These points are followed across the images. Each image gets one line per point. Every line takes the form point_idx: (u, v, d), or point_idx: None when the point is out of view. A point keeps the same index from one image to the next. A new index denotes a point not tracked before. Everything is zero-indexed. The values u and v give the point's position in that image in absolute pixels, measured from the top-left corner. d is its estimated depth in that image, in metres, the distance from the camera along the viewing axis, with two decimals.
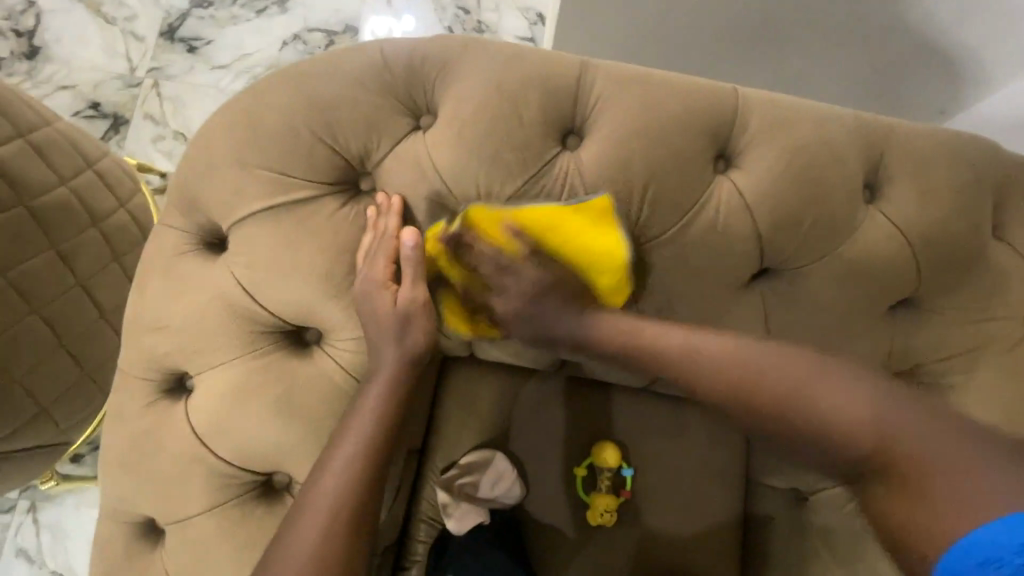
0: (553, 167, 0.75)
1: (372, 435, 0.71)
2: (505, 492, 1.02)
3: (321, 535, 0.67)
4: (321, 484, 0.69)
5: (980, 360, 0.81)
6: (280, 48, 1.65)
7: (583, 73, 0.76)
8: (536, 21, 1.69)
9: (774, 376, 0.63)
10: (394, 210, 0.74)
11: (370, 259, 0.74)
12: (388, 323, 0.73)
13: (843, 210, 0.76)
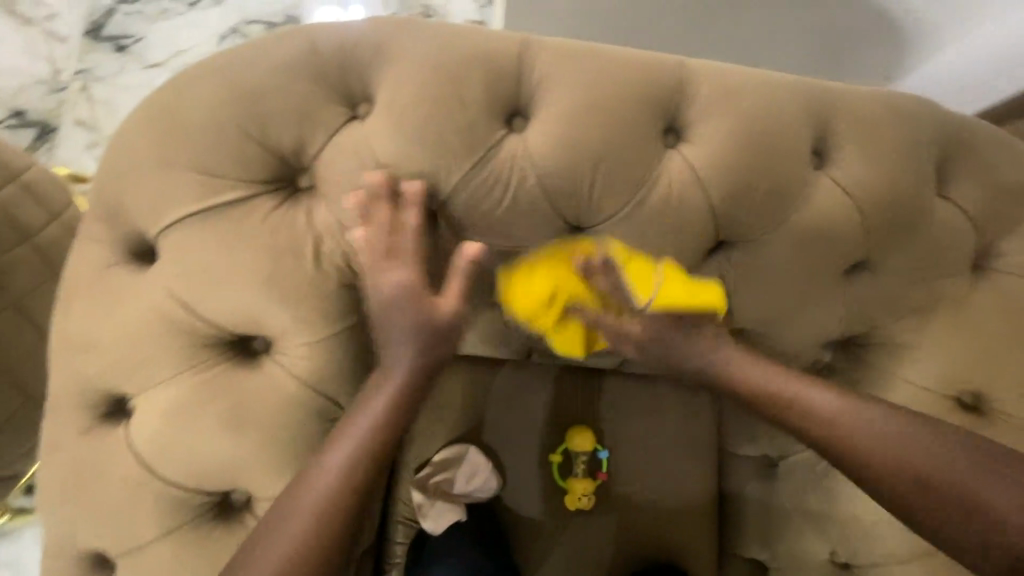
0: (499, 150, 0.72)
1: (370, 439, 0.68)
2: (481, 486, 1.00)
3: (300, 540, 0.64)
4: (310, 486, 0.66)
5: (928, 318, 0.84)
6: (217, 42, 1.56)
7: (524, 52, 0.73)
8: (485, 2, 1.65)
9: (833, 411, 0.71)
10: (414, 200, 0.69)
11: (389, 257, 0.69)
12: (408, 321, 0.69)
13: (795, 178, 0.76)
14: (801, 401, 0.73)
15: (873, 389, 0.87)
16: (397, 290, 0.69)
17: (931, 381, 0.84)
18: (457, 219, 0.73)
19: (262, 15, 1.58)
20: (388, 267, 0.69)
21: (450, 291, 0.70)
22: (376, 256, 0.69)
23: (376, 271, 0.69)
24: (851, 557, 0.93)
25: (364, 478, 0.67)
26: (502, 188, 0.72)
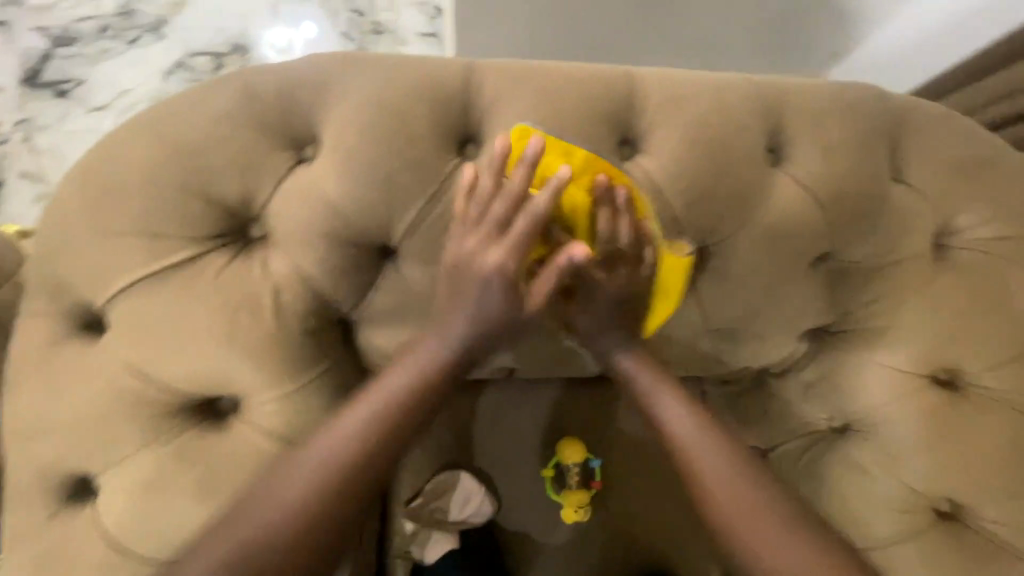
0: (455, 181, 0.70)
1: (389, 416, 0.64)
2: (474, 511, 0.99)
3: (302, 498, 0.60)
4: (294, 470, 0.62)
5: (900, 300, 0.84)
6: (163, 79, 1.51)
7: (469, 78, 0.72)
8: (434, 14, 1.66)
9: (711, 465, 0.67)
10: (552, 186, 0.63)
11: (492, 226, 0.67)
12: (487, 299, 0.67)
13: (753, 177, 0.76)
14: (695, 450, 0.69)
15: (849, 374, 0.89)
16: (494, 268, 0.66)
17: (905, 363, 0.85)
18: (418, 253, 0.71)
19: (207, 47, 1.54)
20: (482, 235, 0.67)
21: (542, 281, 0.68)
22: (481, 215, 0.67)
23: (472, 236, 0.67)
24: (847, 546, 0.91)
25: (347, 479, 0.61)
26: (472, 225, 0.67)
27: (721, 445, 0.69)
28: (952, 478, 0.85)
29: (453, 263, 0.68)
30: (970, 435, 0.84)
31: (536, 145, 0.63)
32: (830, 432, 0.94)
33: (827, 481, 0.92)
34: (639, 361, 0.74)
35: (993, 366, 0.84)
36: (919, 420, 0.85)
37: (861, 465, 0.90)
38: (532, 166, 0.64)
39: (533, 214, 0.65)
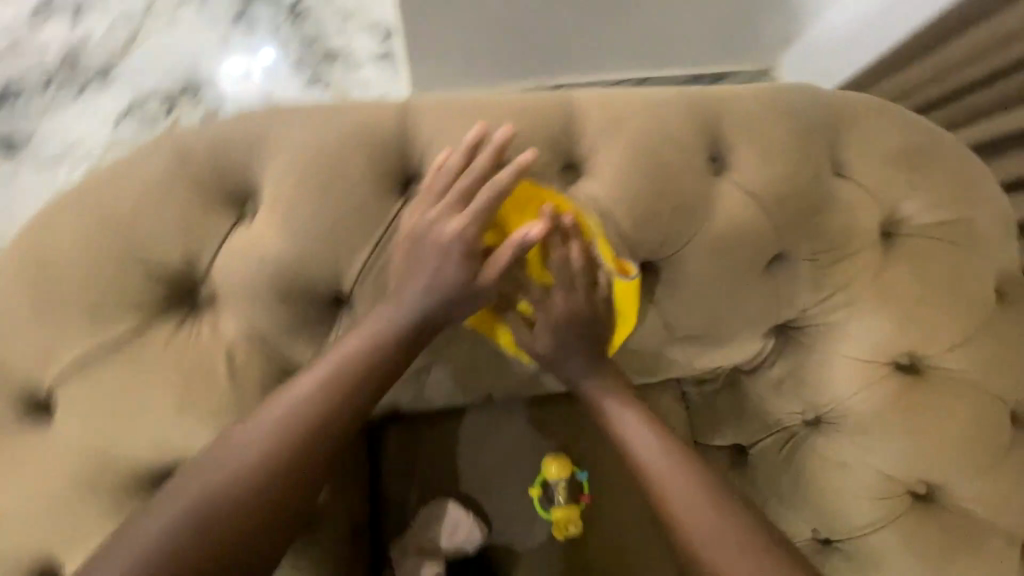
0: (399, 222, 0.69)
1: (338, 386, 0.63)
2: (466, 537, 1.03)
3: (244, 470, 0.59)
4: (215, 463, 0.59)
5: (856, 292, 0.85)
6: (113, 127, 1.52)
7: (405, 118, 0.72)
8: (385, 35, 1.66)
9: (677, 487, 0.68)
10: (519, 162, 0.65)
11: (456, 199, 0.66)
12: (442, 268, 0.66)
13: (697, 188, 0.77)
14: (662, 474, 0.69)
15: (816, 368, 0.90)
16: (452, 238, 0.66)
17: (868, 353, 0.87)
18: (371, 299, 0.70)
19: (156, 90, 1.55)
20: (444, 206, 0.66)
21: (498, 260, 0.67)
22: (445, 190, 0.67)
23: (433, 210, 0.67)
24: (831, 532, 0.94)
25: (271, 477, 0.59)
26: (422, 256, 0.67)
27: (687, 468, 0.69)
28: (923, 462, 0.86)
29: (412, 231, 0.67)
30: (937, 416, 0.86)
31: (502, 132, 0.66)
32: (805, 425, 0.95)
33: (803, 473, 0.94)
34: (608, 390, 0.76)
35: (952, 347, 0.86)
36: (886, 406, 0.87)
37: (835, 454, 0.92)
38: (496, 149, 0.66)
39: (494, 187, 0.65)
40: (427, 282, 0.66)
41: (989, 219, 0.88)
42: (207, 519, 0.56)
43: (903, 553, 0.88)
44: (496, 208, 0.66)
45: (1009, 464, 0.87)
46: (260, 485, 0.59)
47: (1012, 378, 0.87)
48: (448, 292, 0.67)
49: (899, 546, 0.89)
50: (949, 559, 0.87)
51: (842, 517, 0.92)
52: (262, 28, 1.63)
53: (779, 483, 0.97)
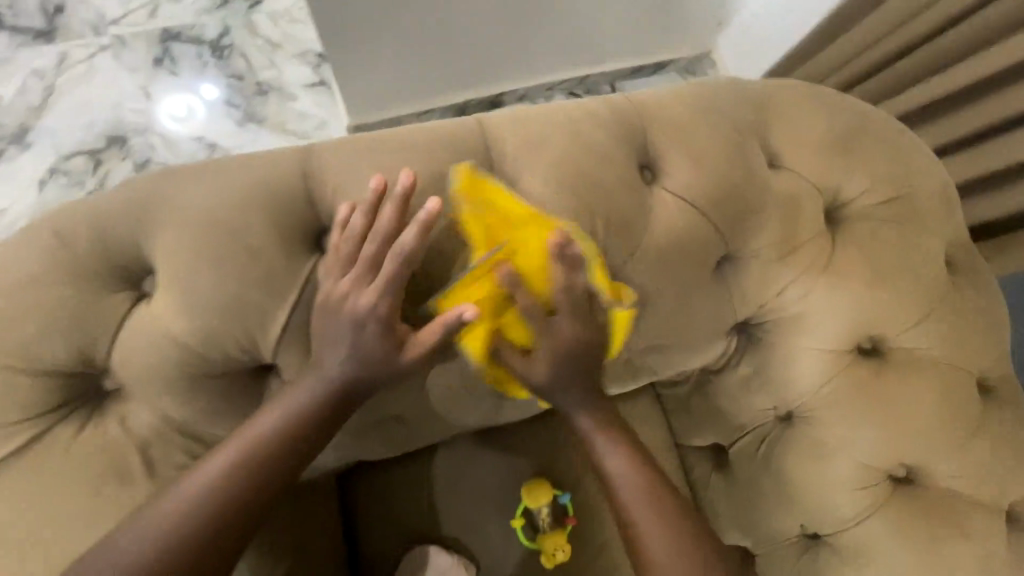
0: (314, 284, 0.63)
1: (263, 453, 0.60)
2: None
3: (158, 545, 0.56)
4: (163, 517, 0.57)
5: (810, 284, 0.83)
6: (39, 190, 1.54)
7: (307, 166, 0.66)
8: (317, 62, 1.71)
9: (641, 516, 0.71)
10: (421, 224, 0.60)
11: (364, 267, 0.61)
12: (360, 336, 0.62)
13: (631, 200, 0.73)
14: (631, 502, 0.72)
15: (781, 365, 0.88)
16: (364, 311, 0.61)
17: (829, 343, 0.84)
18: (297, 367, 0.65)
19: (79, 147, 1.58)
20: (352, 274, 0.62)
21: (425, 334, 0.63)
22: (357, 253, 0.62)
23: (348, 276, 0.62)
24: (818, 527, 0.92)
25: (206, 543, 0.57)
26: (344, 328, 0.62)
27: (654, 498, 0.72)
28: (899, 446, 0.85)
29: (327, 301, 0.62)
30: (905, 398, 0.84)
31: (404, 181, 0.61)
32: (778, 421, 0.93)
33: (783, 471, 0.92)
34: (598, 421, 0.74)
35: (911, 326, 0.84)
36: (854, 395, 0.85)
37: (812, 450, 0.89)
38: (401, 201, 0.61)
39: (400, 254, 0.61)
40: (348, 347, 0.62)
41: (930, 190, 0.87)
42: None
43: (892, 543, 0.86)
44: (411, 269, 0.62)
45: (982, 435, 0.85)
46: (210, 543, 0.58)
47: (974, 348, 0.86)
48: (378, 363, 0.63)
49: (886, 536, 0.86)
50: (938, 543, 0.84)
51: (826, 511, 0.90)
52: (189, 67, 1.66)
53: (761, 482, 0.95)
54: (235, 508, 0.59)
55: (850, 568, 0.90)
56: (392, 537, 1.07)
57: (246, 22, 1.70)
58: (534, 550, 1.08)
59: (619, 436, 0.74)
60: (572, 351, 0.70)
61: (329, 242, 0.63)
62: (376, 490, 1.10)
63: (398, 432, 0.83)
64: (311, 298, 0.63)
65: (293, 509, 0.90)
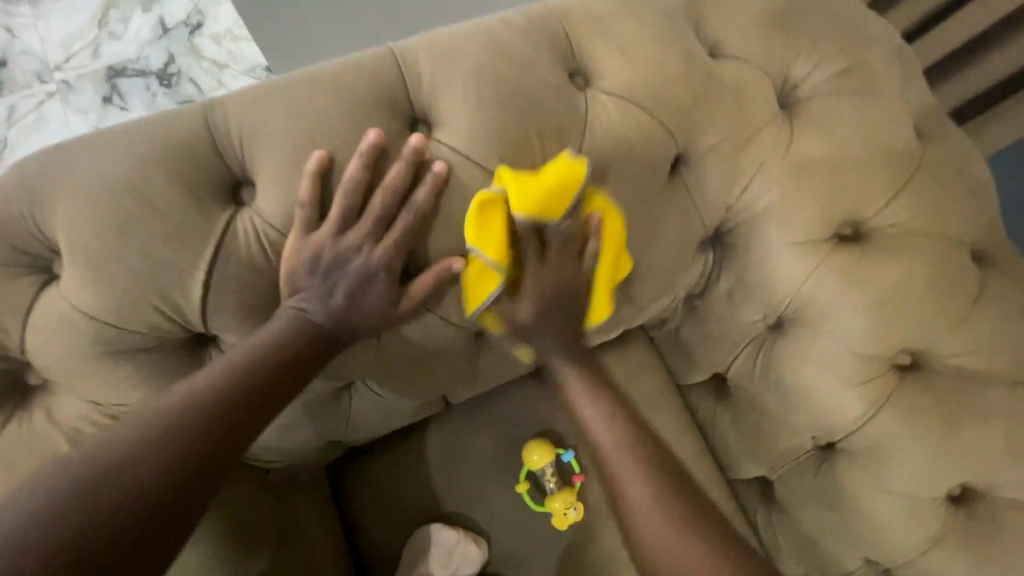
0: (235, 236, 0.60)
1: (242, 375, 0.58)
2: (464, 556, 0.96)
3: (110, 465, 0.48)
4: (162, 409, 0.53)
5: (772, 174, 0.78)
6: None
7: (207, 116, 0.61)
8: (267, 75, 1.67)
9: (616, 465, 0.66)
10: (444, 179, 0.64)
11: (370, 219, 0.62)
12: (351, 286, 0.63)
13: (564, 107, 0.68)
14: (610, 448, 0.67)
15: (761, 268, 0.83)
16: (368, 262, 0.63)
17: (805, 233, 0.79)
18: (233, 328, 0.62)
19: None
20: (342, 224, 0.62)
21: (420, 283, 0.66)
22: (357, 206, 0.62)
23: (346, 233, 0.62)
24: (830, 435, 0.86)
25: (166, 465, 0.50)
26: (348, 279, 0.63)
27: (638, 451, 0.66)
28: (897, 331, 0.79)
29: (321, 258, 0.61)
30: (897, 279, 0.79)
31: (414, 142, 0.62)
32: (770, 330, 0.87)
33: (783, 383, 0.87)
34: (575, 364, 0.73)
35: (889, 201, 0.79)
36: (841, 284, 0.79)
37: (808, 353, 0.84)
38: (409, 156, 0.62)
39: (416, 208, 0.63)
40: (335, 297, 0.63)
41: (884, 59, 0.82)
42: (129, 486, 0.47)
43: (906, 435, 0.80)
44: (422, 224, 0.65)
45: (985, 305, 0.80)
46: (203, 454, 0.52)
47: (960, 215, 0.81)
48: (377, 318, 0.65)
49: (899, 429, 0.80)
50: (955, 425, 0.79)
51: (833, 415, 0.84)
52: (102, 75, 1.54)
53: (765, 398, 0.90)
54: (237, 421, 0.55)
55: (869, 470, 0.84)
56: (391, 522, 1.01)
57: (189, 47, 1.67)
58: (544, 514, 1.03)
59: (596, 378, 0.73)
60: (569, 287, 0.70)
61: (300, 199, 0.61)
62: (367, 477, 1.04)
63: (366, 399, 0.81)
64: (291, 258, 0.61)
65: (268, 499, 0.80)
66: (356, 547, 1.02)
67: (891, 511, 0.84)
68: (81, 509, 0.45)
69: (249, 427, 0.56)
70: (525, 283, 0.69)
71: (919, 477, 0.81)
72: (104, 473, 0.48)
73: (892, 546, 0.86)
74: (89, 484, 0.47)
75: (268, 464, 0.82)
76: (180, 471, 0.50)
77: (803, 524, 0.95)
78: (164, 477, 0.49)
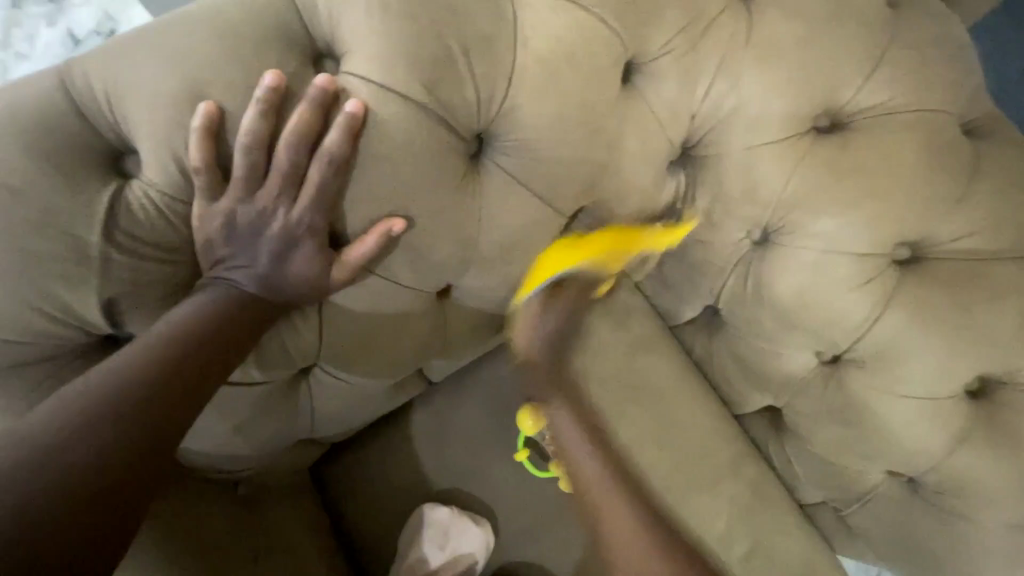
0: (124, 214, 0.52)
1: (170, 357, 0.52)
2: (461, 531, 0.90)
3: (43, 463, 0.42)
4: (83, 400, 0.47)
5: (734, 70, 0.71)
6: None
7: (67, 79, 0.52)
8: None
9: (610, 515, 0.69)
10: (359, 118, 0.54)
11: (279, 176, 0.54)
12: (273, 252, 0.57)
13: (489, 17, 0.60)
14: (607, 503, 0.70)
15: (736, 175, 0.75)
16: (286, 224, 0.56)
17: (777, 131, 0.72)
18: (141, 322, 0.56)
19: None
20: (246, 188, 0.54)
21: (357, 247, 0.59)
22: (261, 163, 0.53)
23: (256, 192, 0.54)
24: (835, 346, 0.80)
25: (105, 458, 0.45)
26: (269, 245, 0.57)
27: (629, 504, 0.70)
28: (893, 220, 0.72)
29: (235, 222, 0.55)
30: (884, 164, 0.72)
31: (319, 82, 0.53)
32: (755, 247, 0.81)
33: (777, 299, 0.80)
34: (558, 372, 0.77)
35: (866, 80, 0.72)
36: (824, 180, 0.73)
37: (801, 260, 0.77)
38: (313, 97, 0.53)
39: (329, 156, 0.54)
40: (259, 265, 0.57)
41: None
42: (78, 480, 0.43)
43: (915, 332, 0.74)
44: (343, 175, 0.56)
45: (982, 180, 0.73)
46: (146, 446, 0.48)
47: (943, 86, 0.74)
48: (307, 285, 0.59)
49: (906, 327, 0.75)
50: (966, 313, 0.73)
51: (834, 324, 0.78)
52: None
53: (761, 323, 0.84)
54: (174, 408, 0.51)
55: (880, 377, 0.79)
56: (383, 516, 0.94)
57: None
58: (547, 480, 0.97)
59: (598, 446, 0.75)
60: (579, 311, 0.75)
61: (192, 161, 0.52)
62: (349, 473, 0.97)
63: (324, 389, 0.74)
64: (201, 226, 0.54)
65: (231, 509, 0.75)
66: (350, 546, 0.94)
67: (906, 417, 0.79)
68: (29, 489, 0.41)
69: (189, 404, 0.52)
70: (564, 297, 0.74)
71: (936, 376, 0.75)
72: (41, 465, 0.42)
73: (912, 452, 0.81)
74: (31, 473, 0.42)
75: (230, 475, 0.76)
76: (124, 447, 0.46)
77: (817, 447, 0.90)
78: (108, 453, 0.45)
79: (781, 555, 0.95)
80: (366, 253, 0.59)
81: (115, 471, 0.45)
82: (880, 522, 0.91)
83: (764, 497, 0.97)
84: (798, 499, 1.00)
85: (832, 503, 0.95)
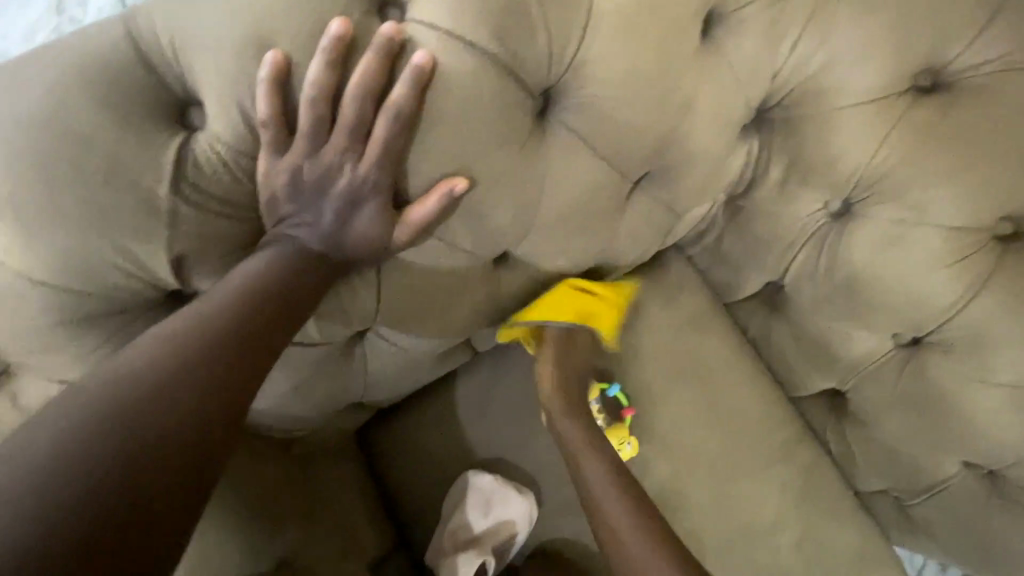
0: (191, 168, 0.51)
1: (243, 314, 0.52)
2: (504, 500, 0.90)
3: (139, 415, 0.43)
4: (166, 353, 0.47)
5: (827, 21, 0.64)
6: None
7: (131, 27, 0.51)
8: None
9: None
10: (427, 69, 0.51)
11: (344, 131, 0.52)
12: (338, 211, 0.56)
13: None
14: None
15: (820, 140, 0.69)
16: (352, 182, 0.54)
17: (870, 91, 0.66)
18: (207, 278, 0.56)
19: None
20: (313, 144, 0.52)
21: (420, 209, 0.57)
22: (326, 118, 0.51)
23: (321, 148, 0.53)
24: (917, 327, 0.74)
25: (195, 410, 0.46)
26: (334, 203, 0.55)
27: None
28: (996, 192, 0.66)
29: (301, 179, 0.53)
30: (991, 130, 0.65)
31: (387, 31, 0.51)
32: (832, 220, 0.75)
33: (854, 275, 0.75)
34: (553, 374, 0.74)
35: (978, 34, 0.64)
36: (919, 147, 0.66)
37: (884, 232, 0.71)
38: (379, 46, 0.50)
39: (396, 109, 0.52)
40: (324, 224, 0.56)
41: None
42: (175, 432, 0.44)
43: (1013, 316, 0.68)
44: (408, 131, 0.54)
45: None
46: (228, 400, 0.48)
47: None
48: (370, 245, 0.58)
49: (1003, 310, 0.69)
50: None
51: (918, 304, 0.72)
52: None
53: (831, 301, 0.79)
54: (249, 363, 0.51)
55: (967, 362, 0.73)
56: (426, 481, 0.95)
57: None
58: None
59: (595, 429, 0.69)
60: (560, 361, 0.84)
61: (259, 114, 0.50)
62: (393, 439, 0.97)
63: (378, 353, 0.73)
64: (267, 182, 0.53)
65: (286, 470, 0.76)
66: (394, 510, 0.96)
67: (993, 405, 0.74)
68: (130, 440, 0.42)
69: (258, 364, 0.52)
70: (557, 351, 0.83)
71: None
72: (139, 417, 0.43)
73: (995, 443, 0.76)
74: (131, 424, 0.43)
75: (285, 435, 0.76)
76: (174, 426, 0.44)
77: (883, 434, 0.85)
78: (169, 425, 0.44)
79: (835, 543, 0.91)
80: (430, 210, 0.57)
81: (205, 423, 0.46)
82: (946, 513, 0.86)
83: (819, 484, 0.93)
84: (855, 487, 0.96)
85: (894, 492, 0.91)
